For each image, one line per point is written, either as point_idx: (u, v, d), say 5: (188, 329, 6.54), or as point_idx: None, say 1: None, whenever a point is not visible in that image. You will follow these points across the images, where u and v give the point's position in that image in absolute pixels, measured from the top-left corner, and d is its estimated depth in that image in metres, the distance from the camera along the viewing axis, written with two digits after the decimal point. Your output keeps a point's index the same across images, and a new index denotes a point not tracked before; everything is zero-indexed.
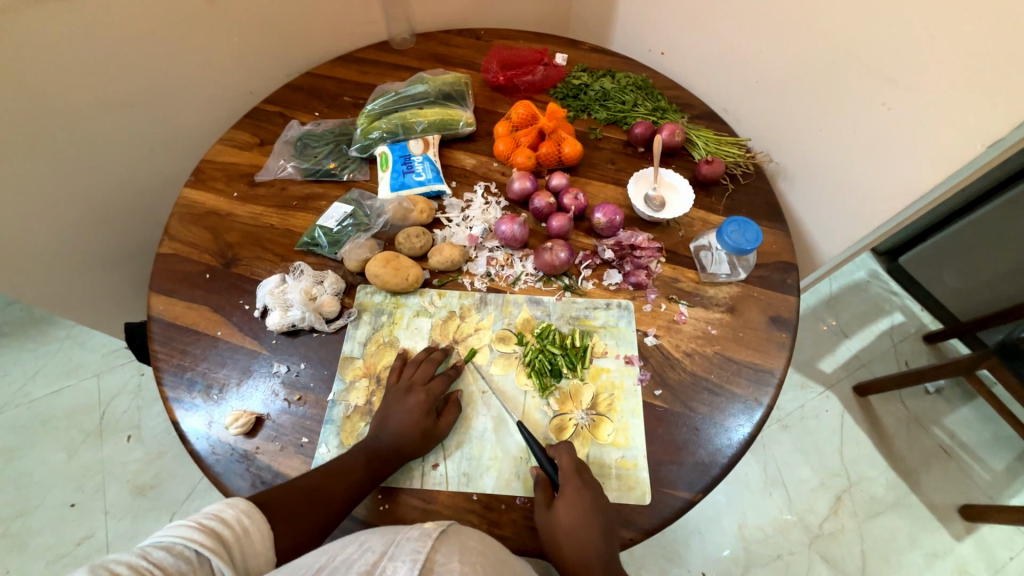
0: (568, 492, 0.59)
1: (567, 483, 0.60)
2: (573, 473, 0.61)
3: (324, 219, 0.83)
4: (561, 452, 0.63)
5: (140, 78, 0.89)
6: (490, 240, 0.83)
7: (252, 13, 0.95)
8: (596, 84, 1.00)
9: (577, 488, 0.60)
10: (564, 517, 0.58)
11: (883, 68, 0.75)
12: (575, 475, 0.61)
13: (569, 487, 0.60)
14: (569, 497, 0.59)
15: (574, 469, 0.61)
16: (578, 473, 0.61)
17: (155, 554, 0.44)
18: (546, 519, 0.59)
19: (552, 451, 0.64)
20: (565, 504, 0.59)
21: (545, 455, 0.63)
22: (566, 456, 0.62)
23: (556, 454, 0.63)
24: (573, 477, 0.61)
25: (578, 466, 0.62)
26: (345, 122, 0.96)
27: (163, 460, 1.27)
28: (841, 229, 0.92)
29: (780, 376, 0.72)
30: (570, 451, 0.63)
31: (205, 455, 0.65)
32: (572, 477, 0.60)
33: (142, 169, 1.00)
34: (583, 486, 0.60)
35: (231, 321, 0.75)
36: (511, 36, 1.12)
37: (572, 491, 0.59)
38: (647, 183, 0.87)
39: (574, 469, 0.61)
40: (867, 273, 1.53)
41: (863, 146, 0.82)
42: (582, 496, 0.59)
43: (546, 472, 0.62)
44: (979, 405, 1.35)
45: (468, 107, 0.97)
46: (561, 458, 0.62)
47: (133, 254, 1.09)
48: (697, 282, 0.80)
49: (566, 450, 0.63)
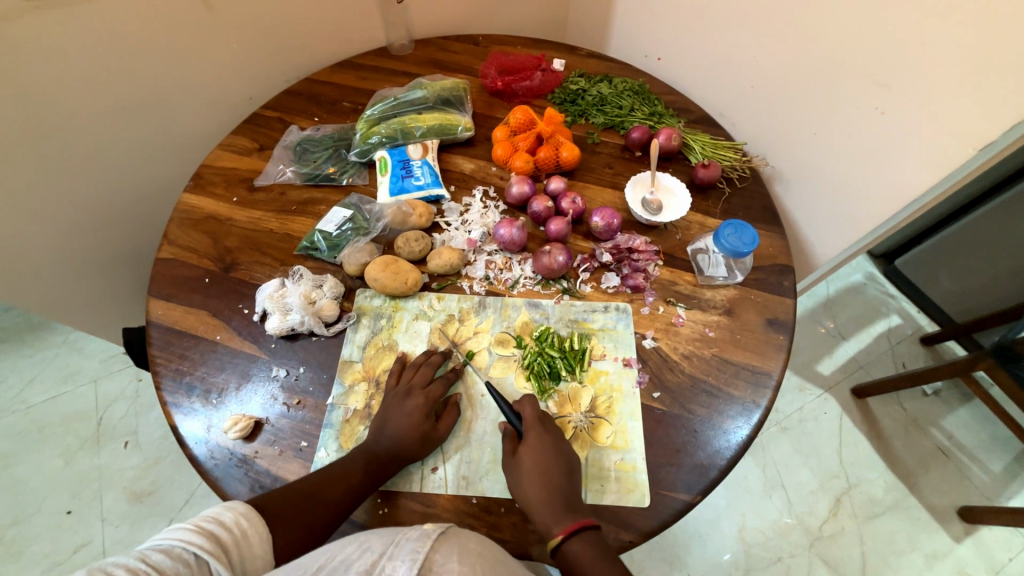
0: (530, 438, 0.62)
1: (529, 430, 0.63)
2: (535, 421, 0.64)
3: (323, 223, 0.83)
4: (524, 403, 0.66)
5: (140, 84, 0.90)
6: (488, 244, 0.83)
7: (252, 20, 0.96)
8: (594, 89, 1.01)
9: (538, 434, 0.63)
10: (527, 461, 0.61)
11: (876, 73, 0.76)
12: (536, 424, 0.64)
13: (531, 434, 0.63)
14: (531, 442, 0.62)
15: (536, 417, 0.64)
16: (541, 422, 0.64)
17: (155, 556, 0.45)
18: (511, 466, 0.62)
19: (517, 405, 0.67)
20: (527, 448, 0.62)
21: (511, 410, 0.67)
22: (529, 406, 0.66)
23: (520, 407, 0.66)
24: (536, 425, 0.64)
25: (541, 416, 0.65)
26: (345, 127, 0.96)
27: (161, 466, 1.26)
28: (838, 232, 0.93)
29: (778, 378, 0.72)
30: (533, 402, 0.66)
31: (204, 459, 0.65)
32: (535, 425, 0.64)
33: (141, 175, 1.01)
34: (544, 433, 0.63)
35: (230, 325, 0.75)
36: (509, 41, 1.13)
37: (534, 437, 0.62)
38: (644, 186, 0.87)
39: (535, 418, 0.64)
40: (863, 276, 1.54)
41: (859, 150, 0.83)
42: (544, 441, 0.62)
43: (512, 425, 0.66)
44: (976, 406, 1.36)
45: (466, 112, 0.98)
46: (524, 409, 0.65)
47: (132, 259, 1.10)
48: (694, 285, 0.80)
49: (530, 400, 0.67)
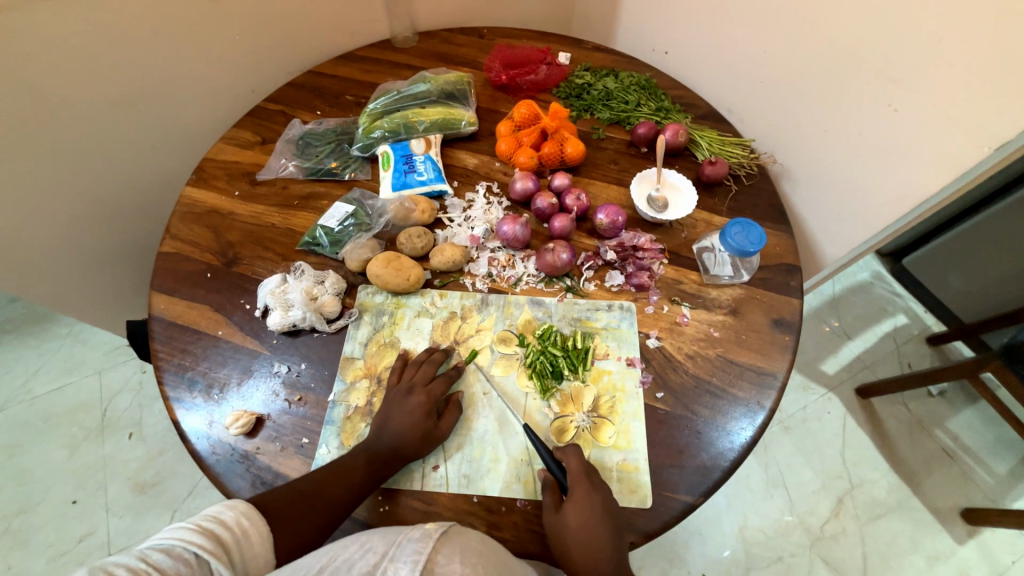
0: (577, 494, 0.59)
1: (575, 485, 0.60)
2: (582, 474, 0.61)
3: (325, 218, 0.83)
4: (568, 454, 0.63)
5: (141, 76, 0.89)
6: (491, 241, 0.82)
7: (254, 11, 0.94)
8: (599, 83, 0.99)
9: (585, 490, 0.59)
10: (574, 521, 0.58)
11: (890, 69, 0.74)
12: (583, 478, 0.61)
13: (578, 489, 0.60)
14: (579, 500, 0.59)
15: (582, 471, 0.61)
16: (587, 475, 0.61)
17: (155, 556, 0.44)
18: (555, 522, 0.59)
19: (559, 454, 0.63)
20: (575, 506, 0.58)
21: (553, 458, 0.63)
22: (574, 458, 0.62)
23: (563, 457, 0.63)
24: (582, 480, 0.60)
25: (586, 469, 0.62)
26: (347, 121, 0.95)
27: (164, 458, 1.27)
28: (846, 232, 0.91)
29: (783, 380, 0.71)
30: (577, 453, 0.63)
31: (205, 455, 0.65)
32: (581, 479, 0.60)
33: (143, 167, 1.00)
34: (592, 489, 0.60)
35: (232, 321, 0.75)
36: (515, 34, 1.12)
37: (581, 494, 0.59)
38: (650, 183, 0.86)
39: (582, 472, 0.61)
40: (870, 275, 1.53)
41: (869, 149, 0.81)
42: (591, 499, 0.59)
43: (554, 475, 0.62)
44: (982, 407, 1.35)
45: (470, 107, 0.97)
46: (569, 461, 0.62)
47: (134, 251, 1.09)
48: (699, 284, 0.79)
49: (574, 452, 0.63)
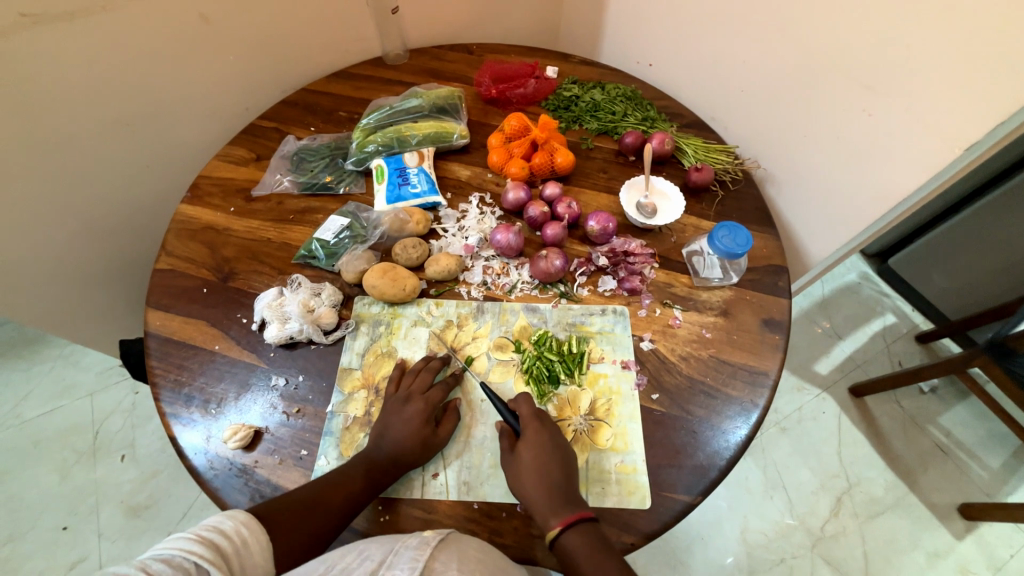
0: (528, 434, 0.63)
1: (526, 427, 0.64)
2: (532, 416, 0.65)
3: (320, 232, 0.83)
4: (520, 401, 0.67)
5: (136, 97, 0.90)
6: (485, 249, 0.84)
7: (247, 32, 0.96)
8: (587, 95, 1.02)
9: (535, 430, 0.64)
10: (525, 456, 0.62)
11: (863, 75, 0.77)
12: (534, 419, 0.65)
13: (529, 429, 0.64)
14: (529, 439, 0.63)
15: (533, 414, 0.65)
16: (537, 418, 0.65)
17: (155, 566, 0.44)
18: (510, 463, 0.62)
19: (514, 404, 0.68)
20: (525, 444, 0.62)
21: (507, 409, 0.67)
22: (525, 404, 0.66)
23: (516, 406, 0.67)
24: (533, 420, 0.65)
25: (537, 412, 0.66)
26: (341, 137, 0.97)
27: (158, 479, 1.25)
28: (832, 233, 0.94)
29: (775, 378, 0.72)
30: (529, 400, 0.67)
31: (204, 470, 0.65)
32: (532, 420, 0.65)
33: (138, 186, 1.01)
34: (542, 428, 0.64)
35: (229, 335, 0.75)
36: (503, 50, 1.14)
37: (532, 433, 0.63)
38: (639, 190, 0.88)
39: (533, 414, 0.65)
40: (858, 276, 1.56)
41: (848, 152, 0.84)
42: (541, 437, 0.63)
43: (509, 423, 0.66)
44: (973, 403, 1.37)
45: (461, 120, 0.99)
46: (520, 407, 0.66)
47: (128, 270, 1.09)
48: (690, 287, 0.81)
49: (525, 398, 0.67)
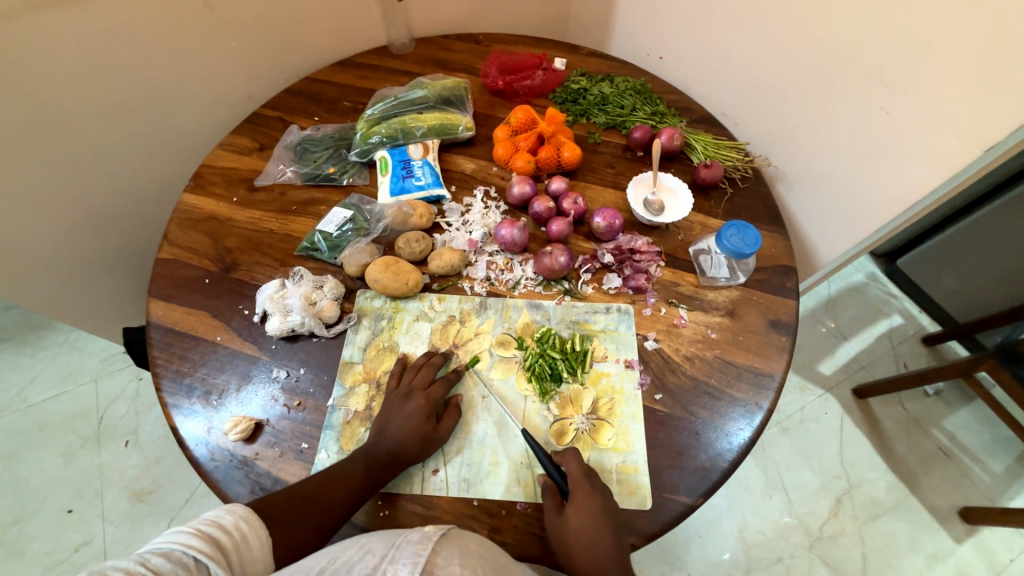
0: (579, 498, 0.59)
1: (576, 489, 0.60)
2: (582, 477, 0.61)
3: (323, 223, 0.83)
4: (569, 459, 0.62)
5: (139, 84, 0.89)
6: (490, 244, 0.83)
7: (251, 19, 0.95)
8: (595, 89, 1.00)
9: (587, 493, 0.59)
10: (575, 523, 0.58)
11: (880, 72, 0.75)
12: (583, 479, 0.61)
13: (579, 492, 0.59)
14: (580, 504, 0.59)
15: (582, 473, 0.61)
16: (587, 478, 0.61)
17: (155, 560, 0.44)
18: (557, 527, 0.58)
19: (560, 460, 0.63)
20: (576, 510, 0.58)
21: (554, 465, 0.63)
22: (573, 462, 0.62)
23: (562, 462, 0.63)
24: (583, 482, 0.60)
25: (587, 472, 0.62)
26: (345, 127, 0.96)
27: (162, 465, 1.26)
28: (841, 233, 0.92)
29: (780, 380, 0.72)
30: (577, 457, 0.63)
31: (205, 461, 0.65)
32: (582, 481, 0.60)
33: (141, 174, 1.00)
34: (593, 492, 0.60)
35: (230, 326, 0.75)
36: (511, 40, 1.12)
37: (583, 497, 0.59)
38: (646, 187, 0.87)
39: (582, 474, 0.61)
40: (865, 276, 1.54)
41: (861, 151, 0.82)
42: (593, 502, 0.59)
43: (554, 481, 0.62)
44: (979, 406, 1.36)
45: (467, 112, 0.97)
46: (568, 465, 0.62)
47: (132, 257, 1.09)
48: (696, 286, 0.80)
49: (573, 456, 0.63)
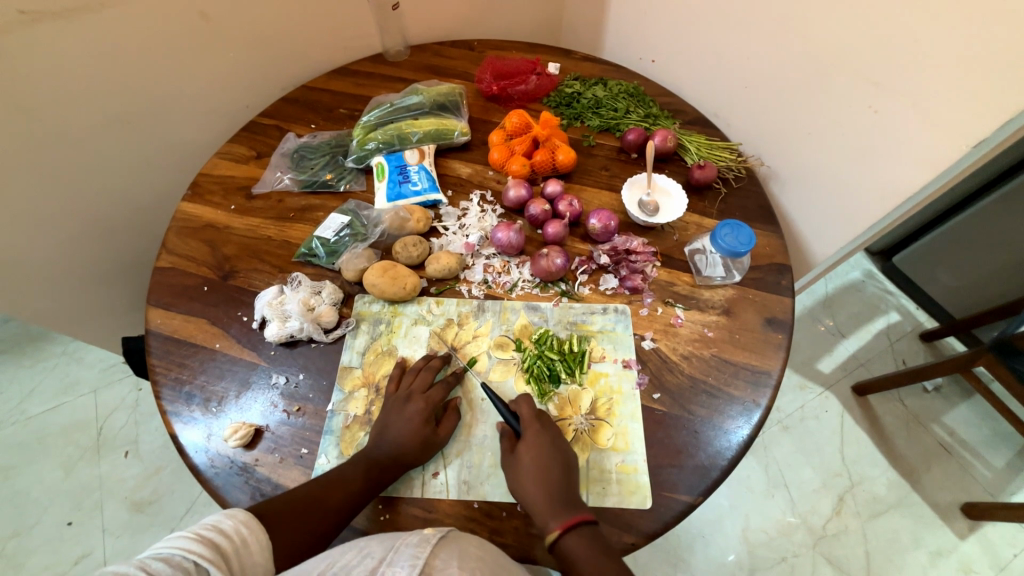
0: (529, 437, 0.63)
1: (527, 428, 0.64)
2: (532, 418, 0.65)
3: (321, 230, 0.83)
4: (521, 403, 0.67)
5: (136, 95, 0.90)
6: (486, 248, 0.83)
7: (248, 29, 0.96)
8: (589, 92, 1.01)
9: (536, 431, 0.64)
10: (525, 458, 0.61)
11: (869, 71, 0.76)
12: (534, 421, 0.65)
13: (529, 431, 0.64)
14: (530, 441, 0.63)
15: (533, 415, 0.65)
16: (538, 419, 0.65)
17: (155, 564, 0.44)
18: (511, 464, 0.62)
19: (514, 405, 0.68)
20: (526, 447, 0.62)
21: (508, 410, 0.67)
22: (525, 406, 0.66)
23: (517, 407, 0.67)
24: (534, 423, 0.64)
25: (538, 414, 0.66)
26: (342, 134, 0.96)
27: (161, 475, 1.26)
28: (835, 231, 0.93)
29: (777, 378, 0.72)
30: (529, 402, 0.67)
31: (205, 468, 0.65)
32: (532, 422, 0.64)
33: (139, 184, 1.01)
34: (542, 430, 0.64)
35: (229, 333, 0.75)
36: (505, 46, 1.14)
37: (532, 435, 0.63)
38: (640, 188, 0.87)
39: (533, 416, 0.65)
40: (861, 274, 1.55)
41: (852, 150, 0.83)
42: (541, 438, 0.63)
43: (510, 424, 0.66)
44: (978, 401, 1.36)
45: (462, 117, 0.98)
46: (521, 408, 0.66)
47: (130, 267, 1.09)
48: (693, 285, 0.80)
49: (526, 400, 0.67)
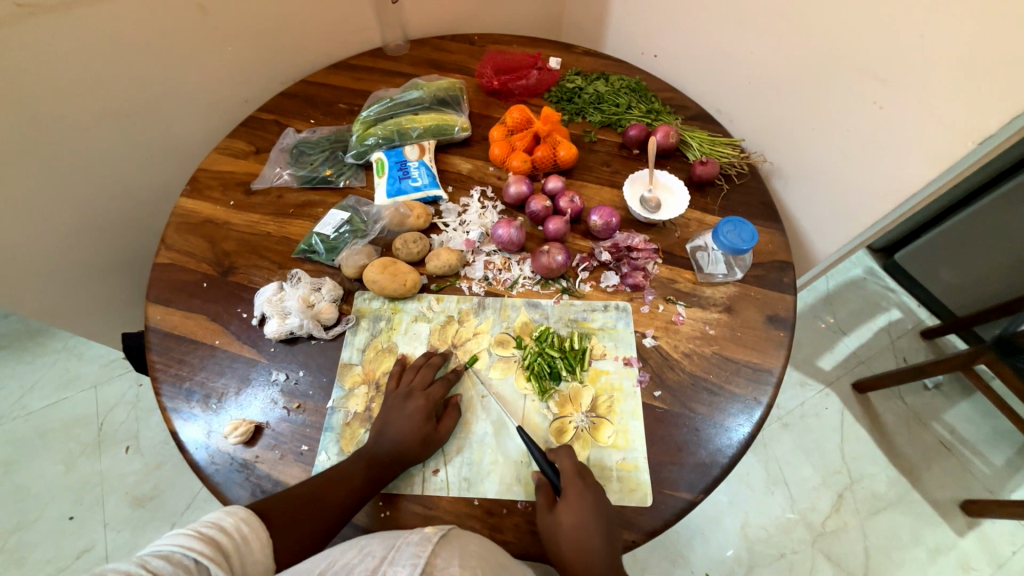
0: (570, 494, 0.59)
1: (569, 486, 0.60)
2: (574, 475, 0.61)
3: (320, 226, 0.83)
4: (561, 455, 0.63)
5: (134, 90, 0.89)
6: (487, 244, 0.83)
7: (246, 22, 0.95)
8: (590, 87, 1.01)
9: (578, 490, 0.60)
10: (566, 520, 0.58)
11: (873, 67, 0.75)
12: (575, 477, 0.61)
13: (571, 489, 0.60)
14: (571, 501, 0.59)
15: (575, 471, 0.61)
16: (580, 476, 0.61)
17: (154, 562, 0.44)
18: (548, 523, 0.59)
19: (552, 455, 0.64)
20: (567, 507, 0.58)
21: (546, 460, 0.63)
22: (566, 458, 0.62)
23: (556, 459, 0.63)
24: (575, 480, 0.60)
25: (579, 469, 0.62)
26: (341, 129, 0.96)
27: (162, 471, 1.26)
28: (838, 228, 0.92)
29: (779, 375, 0.72)
30: (570, 454, 0.63)
31: (205, 465, 0.65)
32: (574, 479, 0.60)
33: (138, 179, 1.00)
34: (585, 489, 0.60)
35: (229, 330, 0.75)
36: (506, 40, 1.13)
37: (574, 495, 0.59)
38: (642, 184, 0.87)
39: (574, 471, 0.61)
40: (863, 270, 1.54)
41: (856, 146, 0.83)
42: (584, 500, 0.59)
43: (548, 477, 0.62)
44: (978, 399, 1.36)
45: (462, 112, 0.98)
46: (561, 461, 0.62)
47: (129, 262, 1.09)
48: (694, 282, 0.80)
49: (566, 452, 0.63)
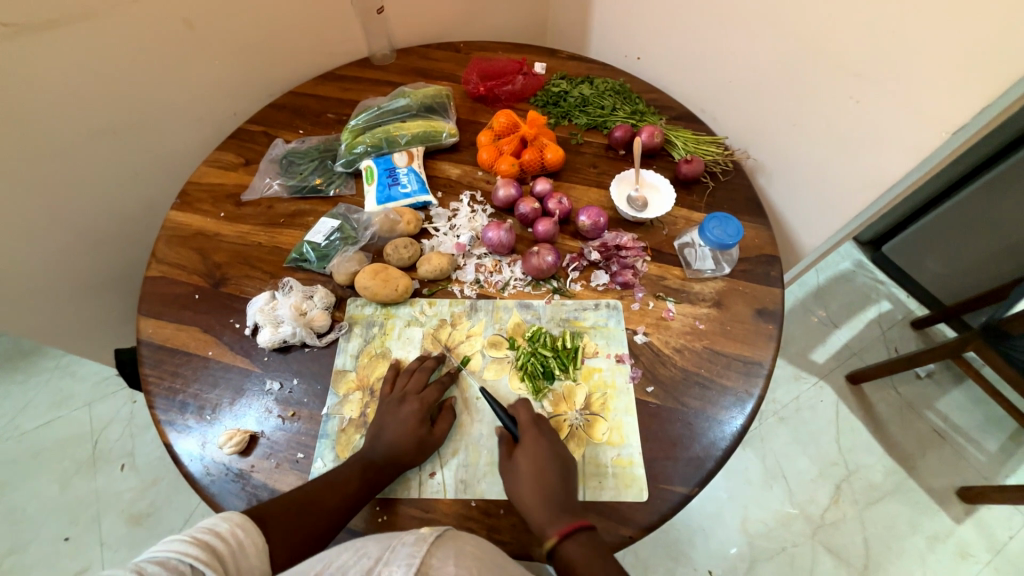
0: (526, 440, 0.63)
1: (524, 432, 0.64)
2: (530, 423, 0.65)
3: (311, 234, 0.83)
4: (519, 408, 0.66)
5: (122, 105, 0.90)
6: (478, 247, 0.84)
7: (233, 36, 0.96)
8: (575, 90, 1.02)
9: (534, 435, 0.63)
10: (523, 463, 0.61)
11: (850, 62, 0.77)
12: (532, 425, 0.64)
13: (527, 436, 0.63)
14: (527, 446, 0.62)
15: (531, 420, 0.65)
16: (535, 424, 0.65)
17: (150, 568, 0.44)
18: (508, 470, 0.62)
19: (512, 409, 0.67)
20: (523, 451, 0.62)
21: (506, 415, 0.67)
22: (523, 410, 0.66)
23: (515, 412, 0.67)
24: (531, 428, 0.64)
25: (535, 419, 0.65)
26: (330, 139, 0.96)
27: (159, 487, 1.25)
28: (823, 221, 0.94)
29: (769, 367, 0.73)
30: (527, 406, 0.67)
31: (200, 476, 0.65)
32: (530, 428, 0.64)
33: (128, 194, 1.00)
34: (540, 435, 0.63)
35: (222, 340, 0.75)
36: (491, 47, 1.14)
37: (530, 440, 0.63)
38: (629, 184, 0.88)
39: (531, 420, 0.65)
40: (852, 264, 1.56)
41: (836, 140, 0.84)
42: (539, 443, 0.63)
43: (508, 429, 0.66)
44: (970, 387, 1.37)
45: (449, 118, 0.99)
46: (519, 413, 0.66)
47: (121, 277, 1.09)
48: (683, 279, 0.81)
49: (524, 405, 0.67)
